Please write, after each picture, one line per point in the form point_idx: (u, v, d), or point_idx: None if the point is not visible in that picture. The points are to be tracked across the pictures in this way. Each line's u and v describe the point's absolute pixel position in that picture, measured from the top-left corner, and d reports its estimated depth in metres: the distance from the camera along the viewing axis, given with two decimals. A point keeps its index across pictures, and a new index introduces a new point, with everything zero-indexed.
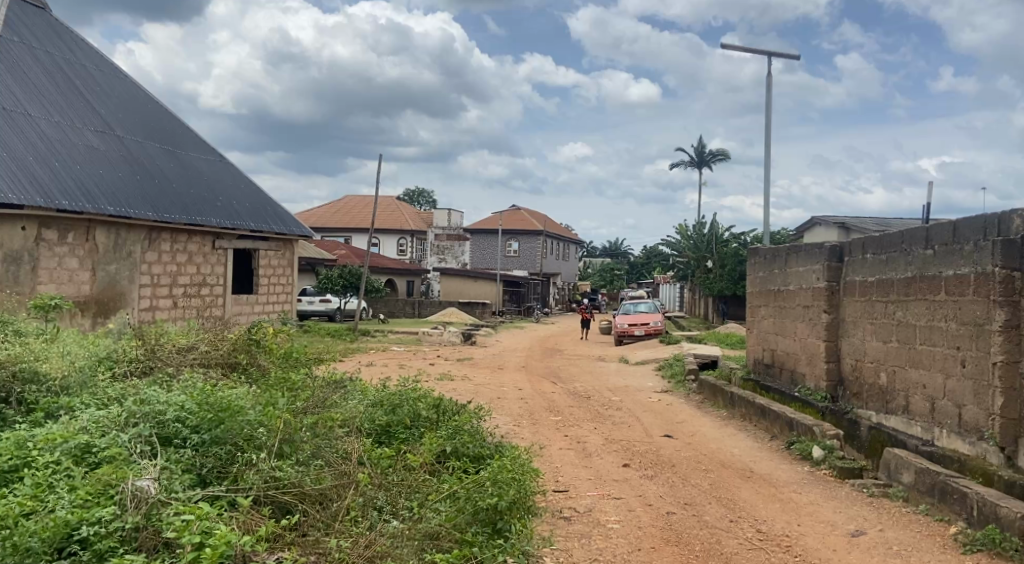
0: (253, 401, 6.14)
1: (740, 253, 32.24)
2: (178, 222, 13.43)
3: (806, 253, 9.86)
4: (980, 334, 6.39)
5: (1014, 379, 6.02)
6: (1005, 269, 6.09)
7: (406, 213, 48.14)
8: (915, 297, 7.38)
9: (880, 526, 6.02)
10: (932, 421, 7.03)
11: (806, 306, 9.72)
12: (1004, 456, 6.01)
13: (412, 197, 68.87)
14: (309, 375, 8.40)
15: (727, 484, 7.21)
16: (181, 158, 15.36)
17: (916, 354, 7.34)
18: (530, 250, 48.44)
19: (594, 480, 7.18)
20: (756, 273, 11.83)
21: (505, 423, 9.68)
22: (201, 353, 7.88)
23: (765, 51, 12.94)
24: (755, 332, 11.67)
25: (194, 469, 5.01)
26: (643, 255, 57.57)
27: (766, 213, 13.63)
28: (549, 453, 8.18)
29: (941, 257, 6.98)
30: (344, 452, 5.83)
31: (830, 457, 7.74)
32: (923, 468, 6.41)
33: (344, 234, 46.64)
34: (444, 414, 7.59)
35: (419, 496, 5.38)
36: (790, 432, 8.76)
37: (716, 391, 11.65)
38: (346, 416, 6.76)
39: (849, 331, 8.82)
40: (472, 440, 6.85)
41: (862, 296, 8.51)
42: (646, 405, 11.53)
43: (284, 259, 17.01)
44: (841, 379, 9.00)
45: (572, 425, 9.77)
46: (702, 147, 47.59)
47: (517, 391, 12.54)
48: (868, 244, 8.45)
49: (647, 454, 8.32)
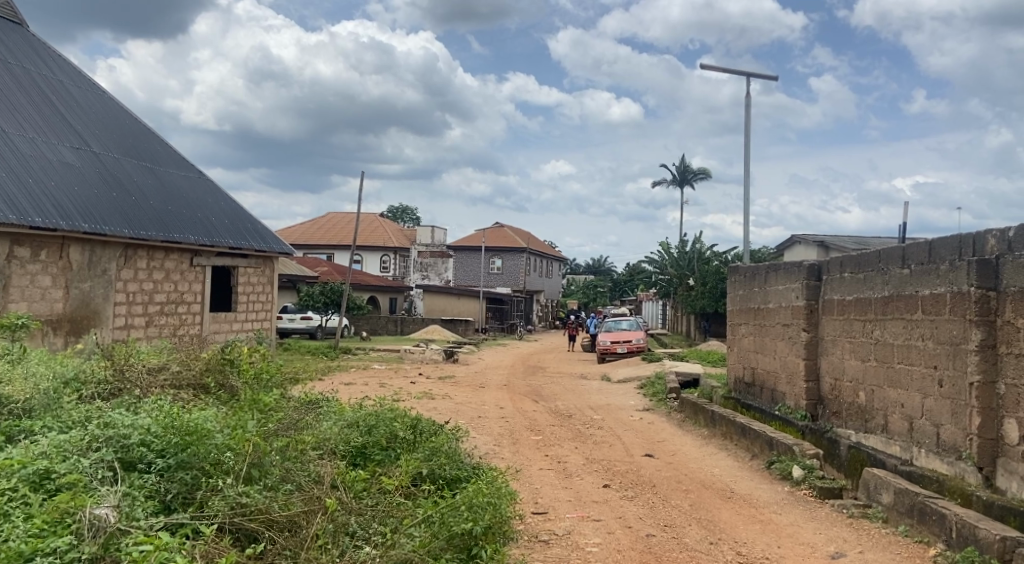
0: (222, 424, 5.97)
1: (721, 271, 32.44)
2: (155, 238, 13.23)
3: (785, 271, 9.87)
4: (957, 353, 6.38)
5: (991, 399, 5.98)
6: (981, 289, 6.06)
7: (390, 232, 47.91)
8: (892, 316, 7.39)
9: (860, 548, 5.95)
10: (911, 441, 7.00)
11: (786, 324, 9.74)
12: (982, 477, 5.99)
13: (395, 215, 68.94)
14: (283, 396, 8.25)
15: (707, 505, 7.13)
16: (159, 174, 15.20)
17: (894, 374, 7.34)
18: (513, 267, 48.38)
19: (574, 501, 7.08)
20: (737, 291, 11.84)
21: (484, 444, 9.55)
22: (172, 374, 7.75)
23: (742, 73, 13.17)
24: (736, 350, 11.68)
25: (158, 496, 4.88)
26: (627, 273, 57.77)
27: (746, 232, 13.72)
28: (529, 474, 8.08)
29: (918, 276, 6.98)
30: (316, 476, 5.71)
31: (810, 476, 7.69)
32: (902, 488, 6.36)
33: (326, 252, 46.47)
34: (422, 435, 7.47)
35: (393, 520, 5.27)
36: (770, 452, 8.71)
37: (697, 410, 11.60)
38: (320, 439, 6.62)
39: (828, 349, 8.81)
40: (449, 461, 6.76)
41: (840, 315, 8.52)
42: (627, 425, 11.43)
43: (264, 276, 16.82)
44: (821, 397, 8.99)
45: (552, 445, 9.66)
46: (684, 166, 48.04)
47: (497, 411, 12.42)
48: (846, 262, 8.46)
49: (628, 474, 8.24)
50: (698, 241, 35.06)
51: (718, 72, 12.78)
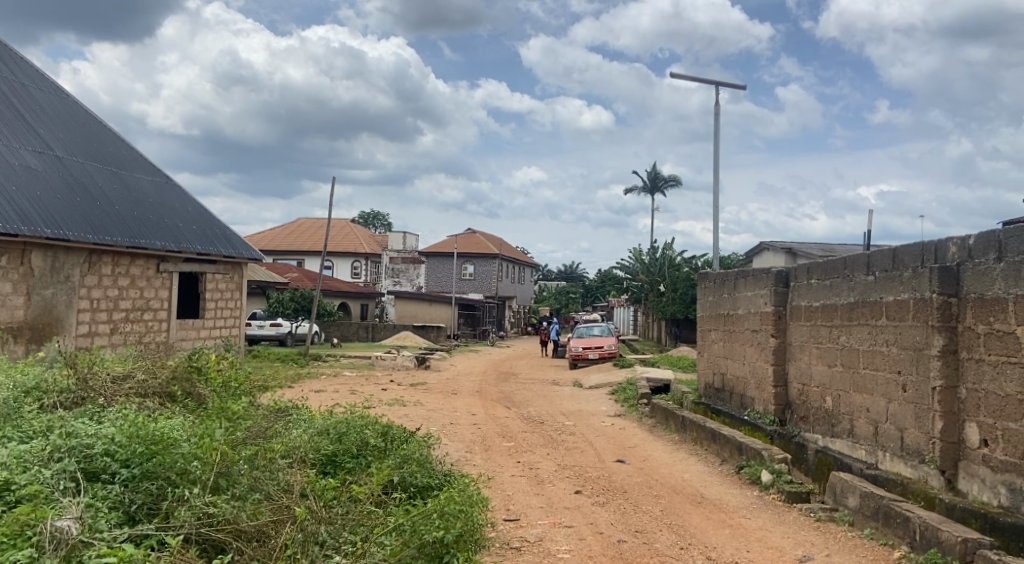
0: (188, 433, 5.89)
1: (691, 277, 32.72)
2: (120, 244, 13.04)
3: (754, 278, 9.99)
4: (920, 358, 6.50)
5: (952, 403, 6.09)
6: (942, 295, 6.16)
7: (361, 238, 47.67)
8: (858, 322, 7.51)
9: (826, 551, 6.03)
10: (876, 445, 7.11)
11: (754, 330, 9.85)
12: (944, 480, 6.09)
13: (365, 220, 68.76)
14: (252, 403, 8.16)
15: (678, 510, 7.17)
16: (124, 179, 14.98)
17: (860, 379, 7.45)
18: (485, 273, 48.40)
19: (546, 508, 7.09)
20: (707, 297, 11.95)
21: (456, 451, 9.53)
22: (137, 382, 7.63)
23: (711, 81, 13.32)
24: (705, 356, 11.79)
25: (122, 507, 4.81)
26: (599, 280, 58.08)
27: (716, 239, 13.85)
28: (501, 482, 8.06)
29: (882, 282, 7.10)
30: (285, 485, 5.66)
31: (778, 481, 7.77)
32: (868, 492, 6.45)
33: (296, 257, 46.09)
34: (393, 442, 7.44)
35: (364, 530, 5.27)
36: (739, 457, 8.80)
37: (668, 415, 11.68)
38: (289, 447, 6.55)
39: (795, 355, 8.92)
40: (420, 468, 6.74)
41: (808, 321, 8.63)
42: (599, 431, 11.49)
43: (232, 283, 16.65)
44: (789, 403, 9.10)
45: (524, 452, 9.66)
46: (655, 173, 48.42)
47: (469, 417, 12.40)
48: (812, 269, 8.58)
49: (599, 480, 8.27)
50: (669, 247, 35.34)
51: (688, 80, 12.93)
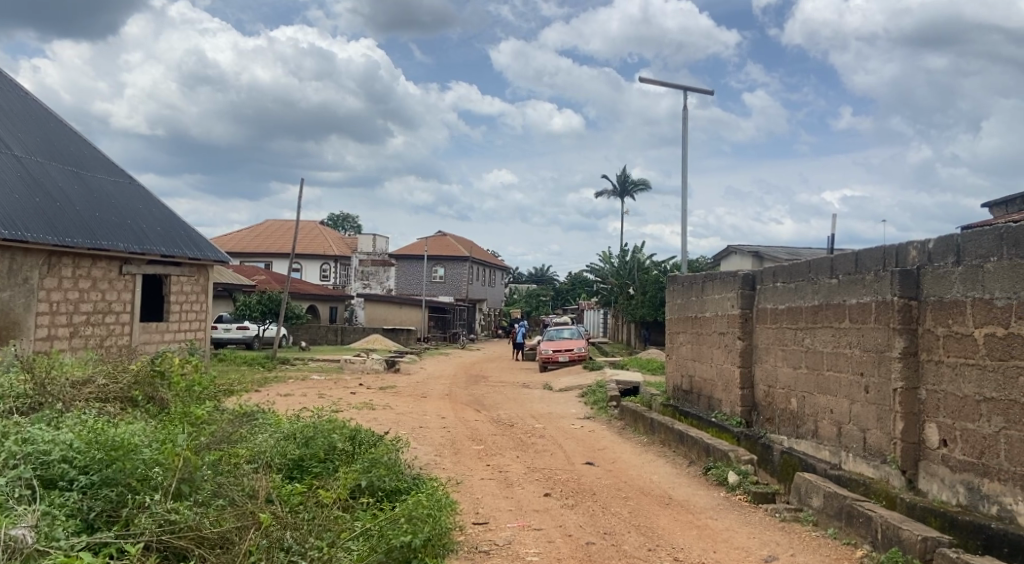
0: (150, 438, 5.79)
1: (660, 280, 32.95)
2: (81, 246, 12.80)
3: (721, 281, 10.08)
4: (882, 360, 6.60)
5: (913, 404, 6.19)
6: (903, 298, 6.27)
7: (331, 240, 47.34)
8: (822, 324, 7.61)
9: (791, 551, 6.10)
10: (839, 445, 7.21)
11: (722, 332, 9.93)
12: (905, 479, 6.20)
13: (335, 222, 68.33)
14: (216, 408, 8.04)
15: (646, 512, 7.21)
16: (86, 179, 14.71)
17: (824, 381, 7.56)
18: (456, 276, 48.30)
19: (515, 511, 7.09)
20: (675, 300, 12.03)
21: (425, 454, 9.49)
22: (97, 387, 7.49)
23: (679, 86, 13.43)
24: (674, 358, 11.87)
25: (80, 514, 4.71)
26: (569, 282, 58.26)
27: (684, 242, 13.94)
28: (469, 485, 8.04)
29: (846, 286, 7.20)
30: (250, 490, 5.59)
31: (745, 482, 7.85)
32: (831, 492, 6.54)
33: (264, 260, 45.60)
34: (361, 446, 7.39)
35: (330, 535, 5.21)
36: (707, 458, 8.86)
37: (637, 417, 11.74)
38: (254, 452, 6.47)
39: (762, 357, 9.01)
40: (388, 472, 6.70)
41: (773, 323, 8.73)
42: (569, 433, 11.51)
43: (198, 285, 16.42)
44: (755, 404, 9.19)
45: (494, 455, 9.64)
46: (625, 177, 48.71)
47: (439, 420, 12.35)
48: (778, 272, 8.68)
49: (569, 482, 8.28)
50: (639, 250, 35.56)
51: (656, 85, 13.03)
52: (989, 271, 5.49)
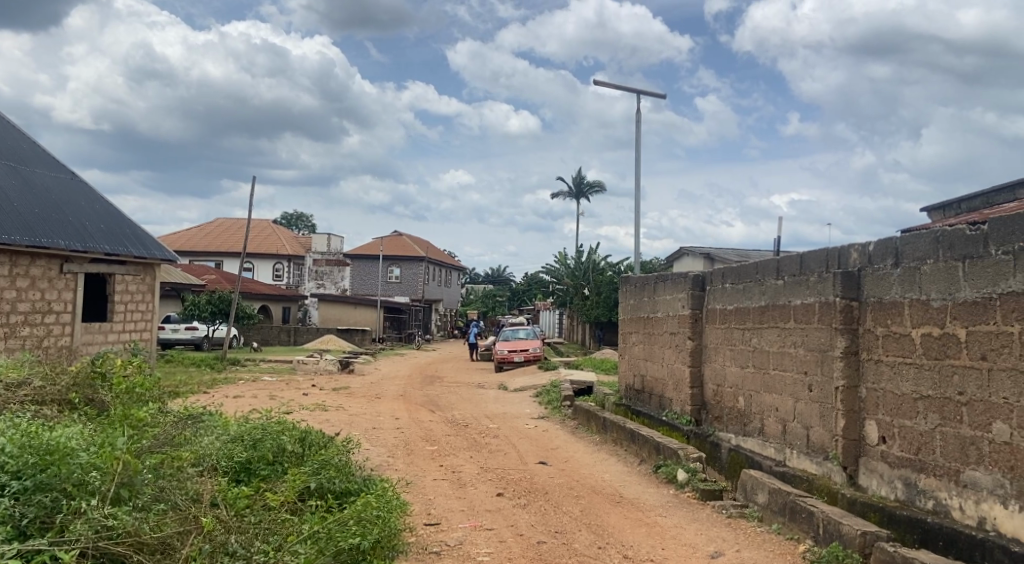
0: (88, 442, 5.65)
1: (615, 281, 33.22)
2: (19, 244, 12.43)
3: (672, 282, 10.21)
4: (825, 359, 6.76)
5: (854, 402, 6.35)
6: (845, 299, 6.43)
7: (283, 239, 46.71)
8: (768, 324, 7.76)
9: (737, 546, 6.20)
10: (784, 442, 7.35)
11: (673, 332, 10.06)
12: (846, 475, 6.35)
13: (288, 221, 67.46)
14: (160, 410, 7.87)
15: (597, 510, 7.26)
16: (25, 175, 14.28)
17: (770, 379, 7.70)
18: (412, 276, 48.05)
19: (467, 511, 7.08)
20: (628, 301, 12.15)
21: (378, 455, 9.42)
22: (33, 389, 7.27)
23: (633, 89, 13.56)
24: (626, 358, 11.98)
25: (11, 521, 4.56)
26: (525, 283, 58.38)
27: (637, 244, 14.10)
28: (421, 486, 8.00)
29: (791, 286, 7.35)
30: (194, 494, 5.48)
31: (693, 479, 7.96)
32: (776, 488, 6.67)
33: (214, 259, 44.79)
34: (310, 448, 7.31)
35: (277, 539, 5.12)
36: (657, 456, 8.96)
37: (590, 416, 11.82)
38: (199, 455, 6.34)
39: (711, 356, 9.16)
40: (338, 474, 6.64)
41: (722, 323, 8.87)
42: (522, 433, 11.53)
43: (144, 284, 16.04)
44: (704, 403, 9.33)
45: (447, 455, 9.61)
46: (580, 178, 49.02)
47: (392, 421, 12.27)
48: (727, 273, 8.82)
49: (521, 482, 8.30)
50: (594, 252, 35.81)
51: (611, 87, 13.14)
52: (926, 273, 5.66)
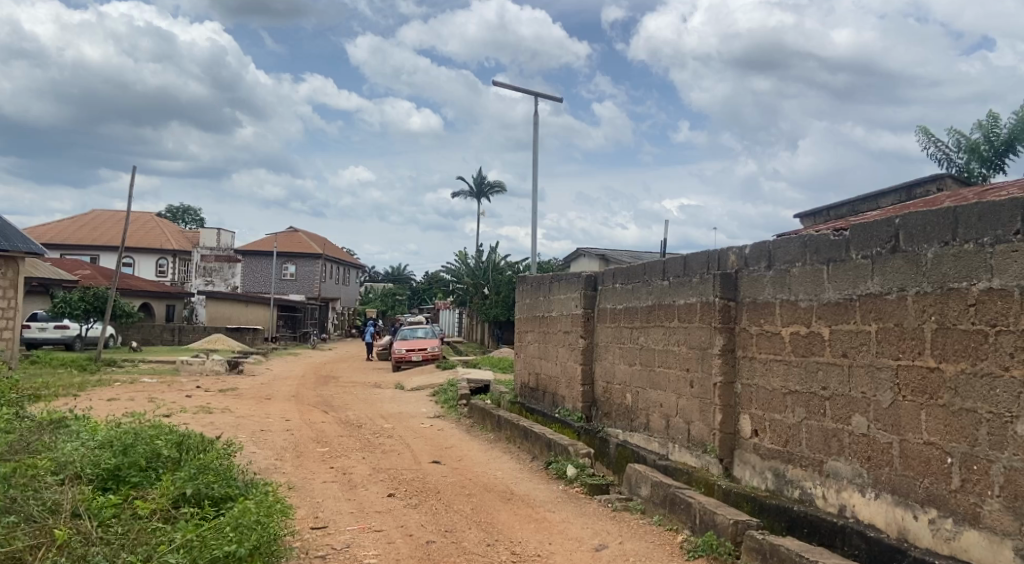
0: None
1: (513, 281, 33.50)
2: None
3: (566, 282, 10.41)
4: (705, 357, 7.06)
5: (730, 398, 6.67)
6: (724, 299, 6.74)
7: (169, 234, 44.79)
8: (654, 324, 8.04)
9: (620, 539, 6.40)
10: (667, 437, 7.64)
11: (566, 331, 10.26)
12: (722, 468, 6.66)
13: (175, 215, 64.72)
14: (21, 416, 7.42)
15: (487, 508, 7.34)
16: None
17: (654, 376, 7.98)
18: (308, 274, 46.98)
19: (356, 513, 7.01)
20: (524, 300, 12.30)
21: (265, 458, 9.19)
22: None
23: (531, 92, 13.74)
24: (522, 356, 12.13)
25: None
26: (425, 281, 58.07)
27: (533, 244, 14.28)
28: (310, 488, 7.87)
29: (675, 287, 7.64)
30: (52, 507, 5.20)
31: (582, 474, 8.15)
32: (658, 481, 6.92)
33: (92, 254, 42.48)
34: (188, 453, 7.05)
35: (146, 549, 4.89)
36: (548, 453, 9.13)
37: (485, 415, 11.90)
38: (62, 463, 6.01)
39: (601, 355, 9.40)
40: (217, 479, 6.44)
41: (612, 323, 9.12)
42: (417, 433, 11.49)
43: (6, 280, 15.04)
44: (594, 400, 9.57)
45: (338, 457, 9.48)
46: (480, 178, 49.18)
47: (283, 423, 11.99)
48: (616, 274, 9.08)
49: (413, 482, 8.29)
50: (493, 252, 36.01)
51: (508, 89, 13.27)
52: (795, 275, 6.00)
